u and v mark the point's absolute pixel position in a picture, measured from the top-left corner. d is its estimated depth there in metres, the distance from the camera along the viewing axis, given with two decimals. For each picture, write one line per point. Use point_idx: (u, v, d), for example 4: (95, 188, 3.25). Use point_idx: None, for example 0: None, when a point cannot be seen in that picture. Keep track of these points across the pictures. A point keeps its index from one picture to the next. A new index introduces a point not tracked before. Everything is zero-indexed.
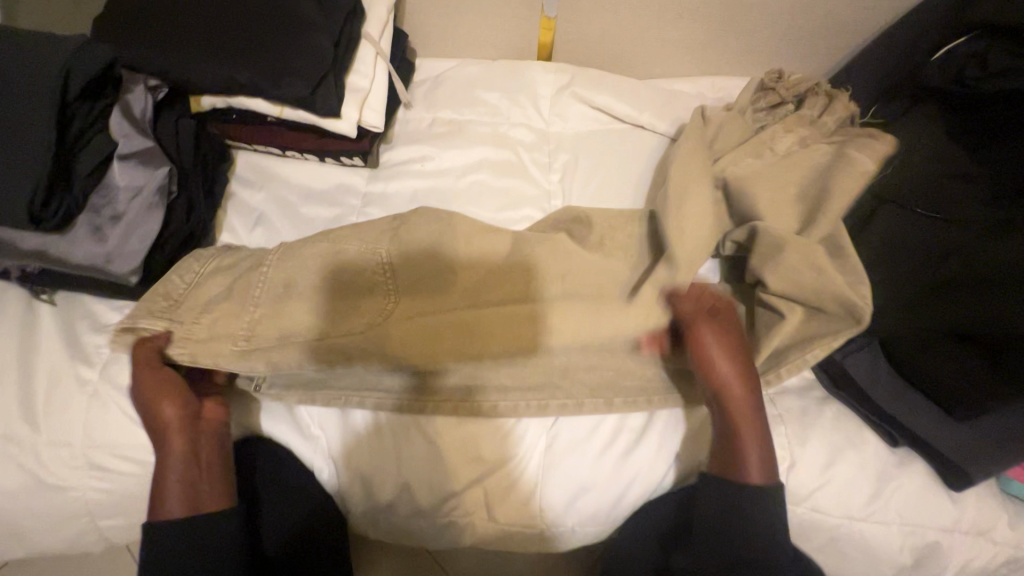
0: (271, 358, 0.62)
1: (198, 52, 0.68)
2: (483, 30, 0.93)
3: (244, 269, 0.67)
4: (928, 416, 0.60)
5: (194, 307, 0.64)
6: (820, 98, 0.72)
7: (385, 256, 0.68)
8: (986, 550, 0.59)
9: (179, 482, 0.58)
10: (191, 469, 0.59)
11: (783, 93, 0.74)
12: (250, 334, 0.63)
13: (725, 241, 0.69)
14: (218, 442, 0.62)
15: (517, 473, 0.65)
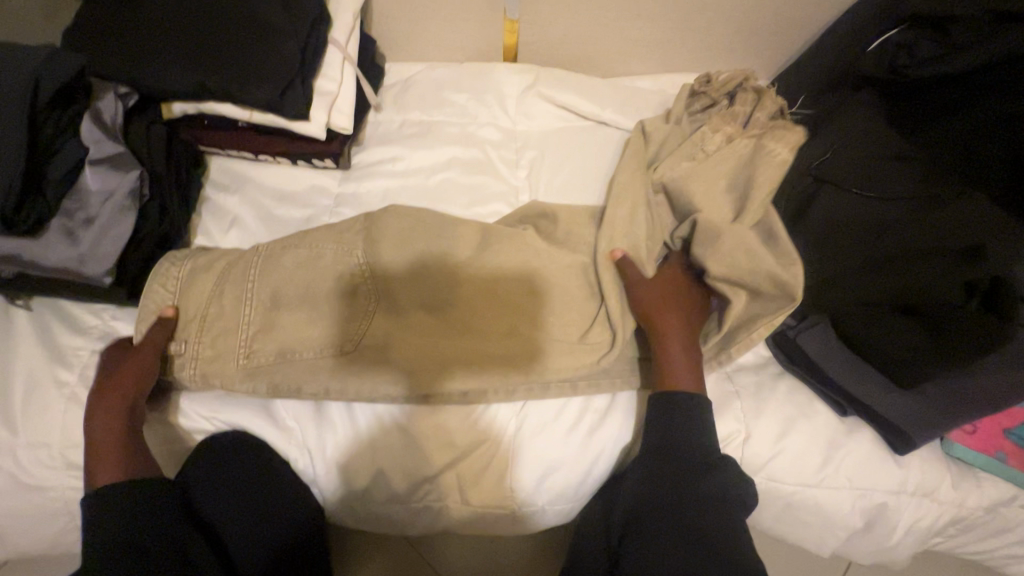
0: (269, 370, 0.65)
1: (166, 60, 0.70)
2: (449, 34, 0.96)
3: (227, 272, 0.70)
4: (876, 385, 0.64)
5: (195, 319, 0.68)
6: (749, 94, 0.77)
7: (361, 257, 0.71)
8: (931, 510, 0.63)
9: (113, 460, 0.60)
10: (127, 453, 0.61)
11: (714, 94, 0.80)
12: (249, 350, 0.67)
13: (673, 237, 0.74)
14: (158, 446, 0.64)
15: (488, 456, 0.67)
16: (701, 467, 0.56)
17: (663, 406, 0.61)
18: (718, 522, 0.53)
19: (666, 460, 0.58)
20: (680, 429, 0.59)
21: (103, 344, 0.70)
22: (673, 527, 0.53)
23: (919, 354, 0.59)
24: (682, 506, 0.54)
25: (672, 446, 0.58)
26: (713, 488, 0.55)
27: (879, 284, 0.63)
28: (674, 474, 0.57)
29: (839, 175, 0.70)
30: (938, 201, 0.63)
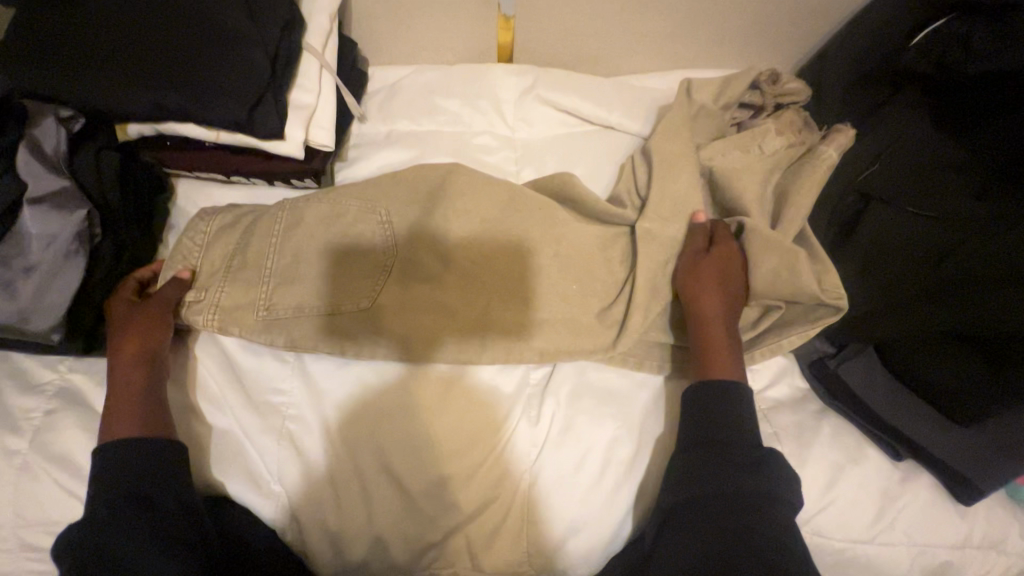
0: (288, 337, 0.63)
1: (114, 76, 0.61)
2: (437, 34, 0.87)
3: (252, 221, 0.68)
4: (928, 423, 0.58)
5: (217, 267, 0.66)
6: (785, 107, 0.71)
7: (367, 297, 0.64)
8: (997, 561, 0.57)
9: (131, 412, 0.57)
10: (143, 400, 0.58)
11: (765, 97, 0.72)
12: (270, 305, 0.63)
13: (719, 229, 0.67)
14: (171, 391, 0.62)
15: (503, 514, 0.60)
16: (745, 463, 0.52)
17: (700, 397, 0.57)
18: (764, 524, 0.49)
19: (709, 452, 0.54)
20: (723, 419, 0.55)
21: (60, 404, 0.62)
22: (716, 530, 0.50)
23: (982, 386, 0.53)
24: (728, 502, 0.51)
25: (713, 438, 0.54)
26: (758, 485, 0.51)
27: (935, 318, 0.56)
28: (716, 470, 0.52)
29: (884, 190, 0.64)
30: (1006, 218, 0.55)
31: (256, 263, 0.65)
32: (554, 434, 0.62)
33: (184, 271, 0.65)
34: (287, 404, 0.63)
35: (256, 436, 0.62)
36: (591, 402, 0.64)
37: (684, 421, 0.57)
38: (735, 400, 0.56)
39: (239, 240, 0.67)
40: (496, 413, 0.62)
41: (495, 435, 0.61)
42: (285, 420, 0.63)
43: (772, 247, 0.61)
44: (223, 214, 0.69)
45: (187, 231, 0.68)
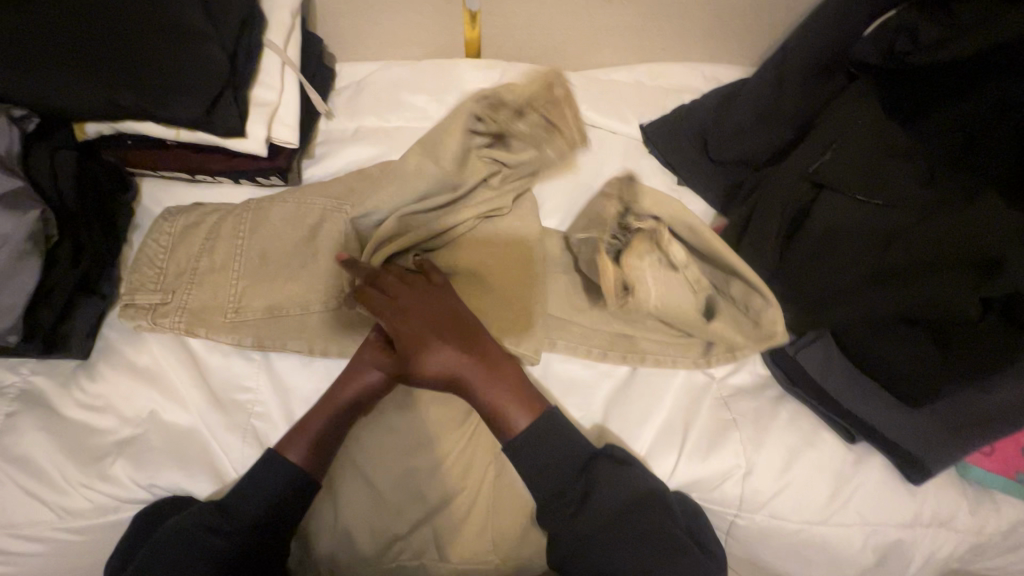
0: (260, 333, 0.64)
1: (67, 74, 0.60)
2: (402, 30, 0.87)
3: (216, 221, 0.68)
4: (880, 402, 0.60)
5: (182, 268, 0.65)
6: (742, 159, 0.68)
7: (331, 296, 0.65)
8: (949, 539, 0.59)
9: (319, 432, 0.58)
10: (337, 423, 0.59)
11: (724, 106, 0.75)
12: (238, 305, 0.64)
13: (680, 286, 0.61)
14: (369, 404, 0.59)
15: (468, 504, 0.60)
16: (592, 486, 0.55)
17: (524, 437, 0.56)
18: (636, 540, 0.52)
19: (571, 491, 0.55)
20: (563, 450, 0.56)
21: (21, 406, 0.61)
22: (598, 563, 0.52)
23: (933, 368, 0.55)
24: (607, 533, 0.53)
25: (558, 476, 0.55)
26: (619, 502, 0.54)
27: (887, 304, 0.57)
28: (575, 511, 0.54)
29: (838, 178, 0.63)
30: (953, 204, 0.57)
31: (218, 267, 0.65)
32: None
33: (149, 272, 0.65)
34: (254, 401, 0.64)
35: (220, 434, 0.62)
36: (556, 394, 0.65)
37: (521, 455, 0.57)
38: (547, 428, 0.56)
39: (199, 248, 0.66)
40: (462, 407, 0.63)
41: (462, 426, 0.62)
42: (251, 418, 0.63)
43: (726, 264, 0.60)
44: (184, 215, 0.68)
45: (152, 231, 0.67)
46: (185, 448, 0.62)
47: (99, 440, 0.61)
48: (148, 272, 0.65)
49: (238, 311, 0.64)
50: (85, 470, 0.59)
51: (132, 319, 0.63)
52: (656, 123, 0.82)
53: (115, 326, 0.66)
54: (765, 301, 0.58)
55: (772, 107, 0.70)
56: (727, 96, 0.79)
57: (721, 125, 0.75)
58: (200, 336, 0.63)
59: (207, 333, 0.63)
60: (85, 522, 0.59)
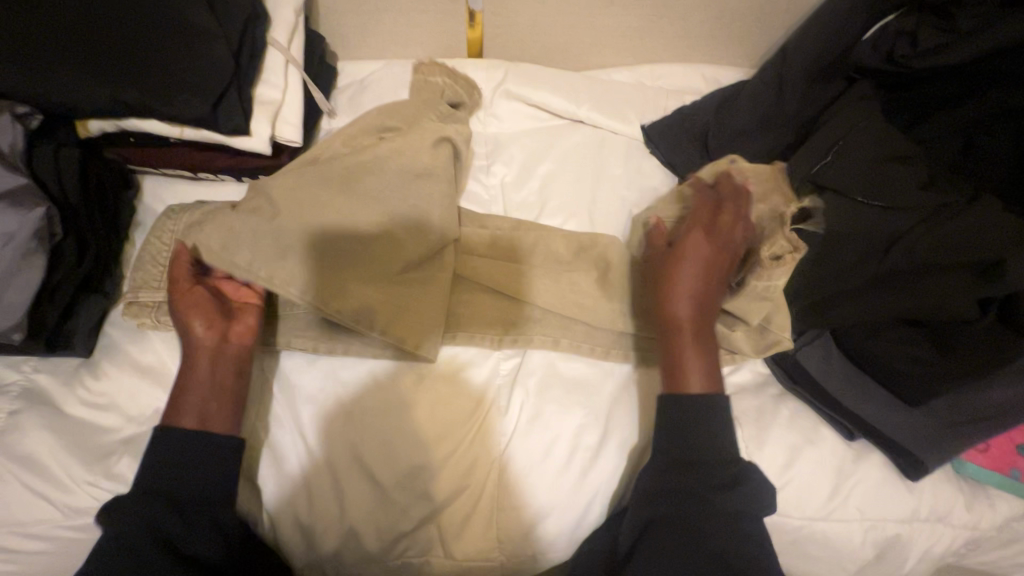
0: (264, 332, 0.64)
1: (69, 70, 0.60)
2: (405, 29, 0.87)
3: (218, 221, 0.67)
4: (878, 401, 0.61)
5: None
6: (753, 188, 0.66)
7: None
8: (946, 533, 0.60)
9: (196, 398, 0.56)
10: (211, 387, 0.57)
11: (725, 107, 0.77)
12: None
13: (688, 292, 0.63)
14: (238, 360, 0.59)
15: (472, 501, 0.61)
16: (719, 483, 0.53)
17: (688, 411, 0.55)
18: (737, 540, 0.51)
19: (692, 483, 0.53)
20: (715, 443, 0.54)
21: (24, 404, 0.61)
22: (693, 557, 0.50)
23: (931, 367, 0.57)
24: (711, 529, 0.51)
25: (687, 463, 0.53)
26: (730, 506, 0.52)
27: (888, 305, 0.58)
28: (686, 504, 0.52)
29: (841, 181, 0.63)
30: (947, 210, 0.59)
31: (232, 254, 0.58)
32: (522, 423, 0.63)
33: (153, 271, 0.65)
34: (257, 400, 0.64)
35: None
36: (558, 392, 0.65)
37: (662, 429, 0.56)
38: (713, 412, 0.55)
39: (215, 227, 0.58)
40: (466, 405, 0.63)
41: (467, 421, 0.63)
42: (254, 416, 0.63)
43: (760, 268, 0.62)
44: (187, 215, 0.68)
45: (155, 229, 0.67)
46: None
47: (102, 439, 0.61)
48: (151, 270, 0.64)
49: None
50: (91, 468, 0.59)
51: (135, 316, 0.63)
52: (657, 124, 0.83)
53: (117, 325, 0.66)
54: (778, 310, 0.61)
55: (772, 111, 0.72)
56: (727, 98, 0.80)
57: (722, 126, 0.76)
58: None
59: None
60: (90, 521, 0.59)
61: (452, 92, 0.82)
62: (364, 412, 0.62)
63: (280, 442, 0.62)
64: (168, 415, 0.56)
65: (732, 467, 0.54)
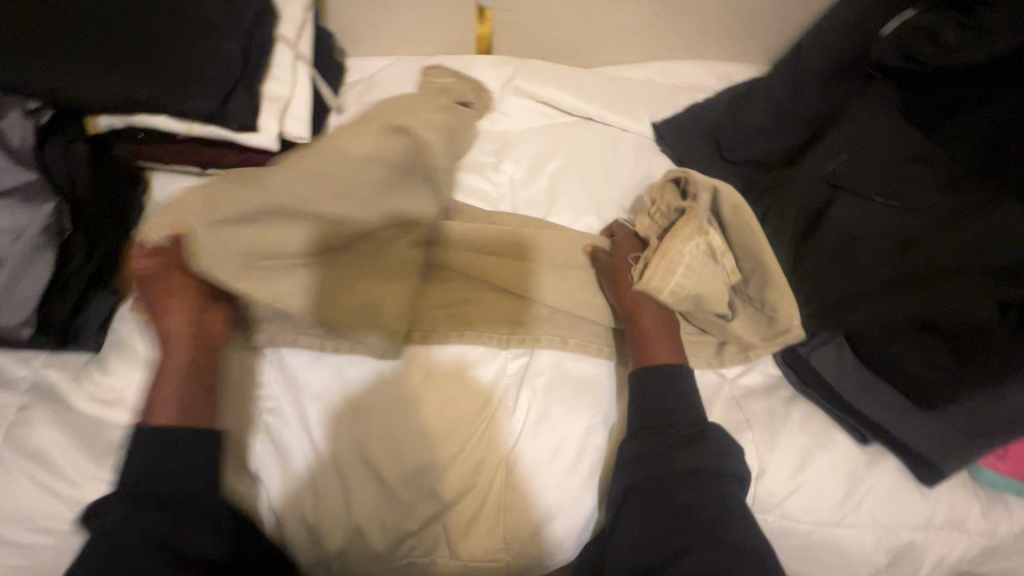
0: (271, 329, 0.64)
1: (80, 67, 0.60)
2: (414, 26, 0.86)
3: None
4: (894, 407, 0.59)
5: None
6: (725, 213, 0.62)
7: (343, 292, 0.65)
8: (961, 541, 0.59)
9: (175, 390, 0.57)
10: (187, 377, 0.58)
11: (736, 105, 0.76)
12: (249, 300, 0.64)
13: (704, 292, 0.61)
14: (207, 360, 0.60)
15: (478, 501, 0.60)
16: (685, 442, 0.55)
17: (654, 377, 0.58)
18: (709, 497, 0.52)
19: (658, 443, 0.54)
20: (677, 406, 0.57)
21: (34, 399, 0.61)
22: (665, 513, 0.51)
23: (946, 372, 0.55)
24: (681, 485, 0.52)
25: (661, 426, 0.55)
26: (699, 462, 0.53)
27: (904, 306, 0.58)
28: (666, 458, 0.53)
29: (856, 180, 0.63)
30: (966, 210, 0.58)
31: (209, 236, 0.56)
32: (529, 423, 0.63)
33: None
34: (265, 396, 0.64)
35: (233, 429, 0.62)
36: (566, 392, 0.65)
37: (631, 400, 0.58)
38: (677, 382, 0.58)
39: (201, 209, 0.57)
40: (471, 406, 0.63)
41: (473, 421, 0.62)
42: (261, 413, 0.63)
43: (755, 253, 0.61)
44: None
45: None
46: None
47: (110, 434, 0.61)
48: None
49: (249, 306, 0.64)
50: (99, 464, 0.59)
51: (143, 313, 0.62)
52: (668, 122, 0.82)
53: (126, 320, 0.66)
54: (783, 297, 0.60)
55: (785, 109, 0.70)
56: (739, 95, 0.79)
57: (734, 125, 0.76)
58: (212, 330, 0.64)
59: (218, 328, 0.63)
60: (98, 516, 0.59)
61: (459, 93, 0.81)
62: (371, 409, 0.62)
63: (285, 439, 0.62)
64: (146, 412, 0.56)
65: (697, 429, 0.56)
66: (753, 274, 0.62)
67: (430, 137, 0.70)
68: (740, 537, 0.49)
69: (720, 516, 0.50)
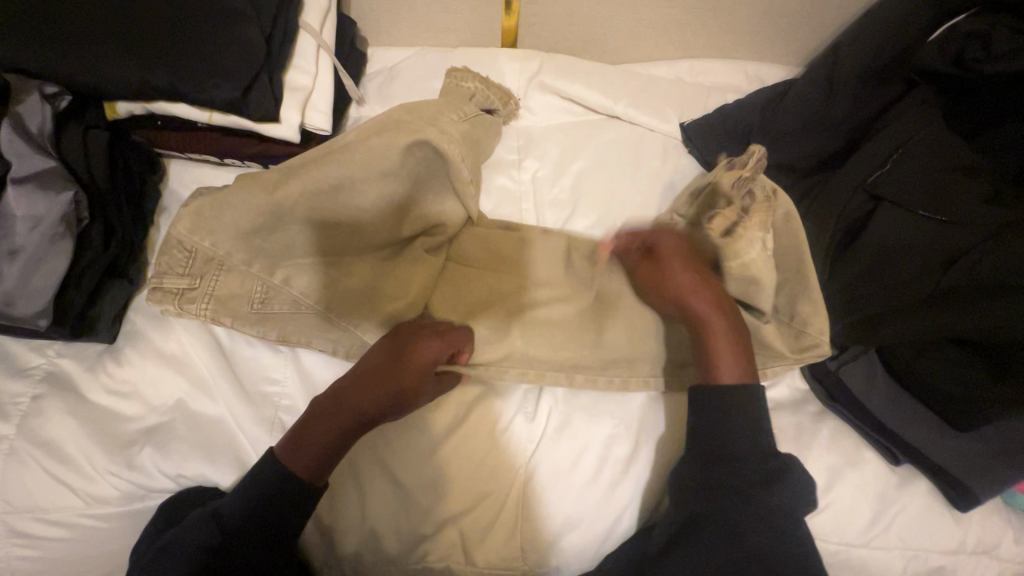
0: (287, 328, 0.62)
1: (102, 50, 0.59)
2: (439, 16, 0.84)
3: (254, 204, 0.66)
4: (924, 424, 0.57)
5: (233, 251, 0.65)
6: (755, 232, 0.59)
7: (364, 289, 0.63)
8: (991, 567, 0.57)
9: (325, 451, 0.53)
10: (339, 439, 0.54)
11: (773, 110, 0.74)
12: (265, 296, 0.62)
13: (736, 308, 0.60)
14: (331, 408, 0.54)
15: (496, 508, 0.59)
16: (759, 478, 0.51)
17: (722, 400, 0.53)
18: (782, 544, 0.49)
19: (732, 485, 0.51)
20: (754, 435, 0.52)
21: (48, 388, 0.61)
22: (729, 558, 0.49)
23: (981, 392, 0.53)
24: (758, 533, 0.49)
25: (736, 455, 0.52)
26: (774, 503, 0.50)
27: (944, 325, 0.54)
28: (737, 493, 0.51)
29: (898, 192, 0.60)
30: (1014, 228, 0.56)
31: (219, 226, 0.59)
32: (550, 429, 0.62)
33: (178, 254, 0.61)
34: (281, 394, 0.63)
35: (248, 427, 0.61)
36: (587, 400, 0.64)
37: (694, 419, 0.55)
38: (748, 403, 0.53)
39: (223, 208, 0.59)
40: (488, 414, 0.62)
41: (492, 428, 0.61)
42: (276, 411, 0.62)
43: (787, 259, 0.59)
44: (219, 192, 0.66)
45: None
46: (208, 438, 0.60)
47: (125, 427, 0.60)
48: (177, 251, 0.61)
49: (264, 304, 0.62)
50: (112, 458, 0.58)
51: (159, 303, 0.61)
52: (698, 122, 0.80)
53: (141, 310, 0.65)
54: (814, 308, 0.58)
55: (819, 113, 0.68)
56: (774, 97, 0.75)
57: (765, 128, 0.73)
58: (225, 326, 0.62)
59: (231, 324, 0.61)
60: (111, 508, 0.59)
61: (483, 99, 0.76)
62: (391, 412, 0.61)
63: None
64: (284, 452, 0.53)
65: (775, 461, 0.52)
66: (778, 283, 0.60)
67: (454, 149, 0.63)
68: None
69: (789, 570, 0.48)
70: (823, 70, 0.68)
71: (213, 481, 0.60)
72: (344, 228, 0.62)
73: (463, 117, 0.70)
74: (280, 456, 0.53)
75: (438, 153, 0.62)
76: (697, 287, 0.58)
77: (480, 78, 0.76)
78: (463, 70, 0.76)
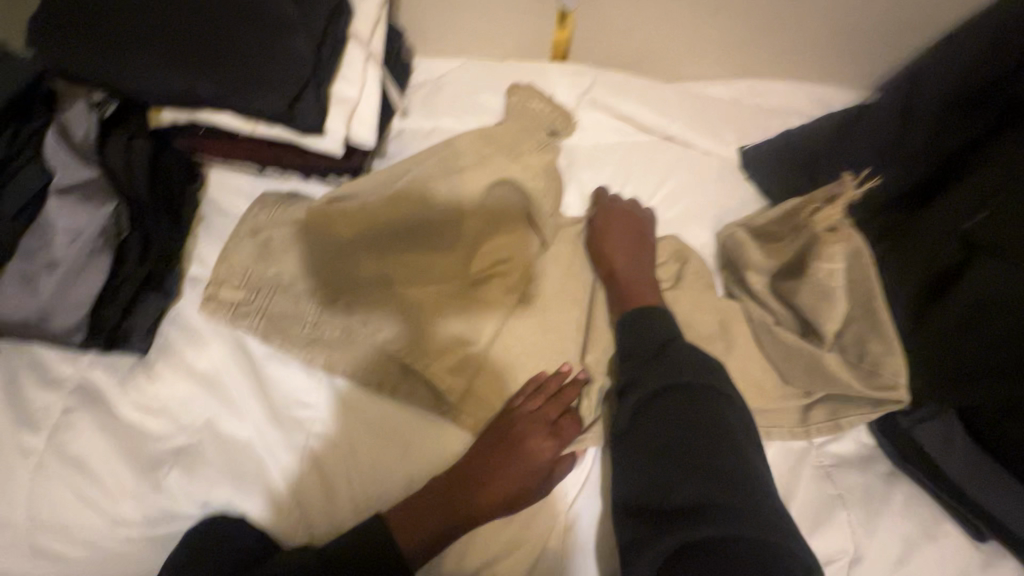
0: (332, 355, 0.60)
1: (145, 59, 0.57)
2: (488, 27, 0.81)
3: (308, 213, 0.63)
4: (1008, 493, 0.52)
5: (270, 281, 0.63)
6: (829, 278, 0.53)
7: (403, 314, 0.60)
8: None
9: (445, 531, 0.52)
10: (467, 527, 0.52)
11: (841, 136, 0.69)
12: (316, 318, 0.61)
13: (810, 360, 0.56)
14: (463, 501, 0.52)
15: (535, 556, 0.55)
16: (654, 355, 0.55)
17: (634, 317, 0.58)
18: (705, 414, 0.50)
19: (643, 390, 0.52)
20: (651, 334, 0.56)
21: (77, 401, 0.59)
22: (667, 435, 0.49)
23: None
24: (675, 415, 0.50)
25: (643, 353, 0.55)
26: (673, 378, 0.52)
27: None
28: (652, 364, 0.54)
29: (993, 240, 0.53)
30: None
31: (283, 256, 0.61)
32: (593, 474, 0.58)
33: (236, 266, 0.63)
34: (314, 420, 0.60)
35: (278, 453, 0.58)
36: None
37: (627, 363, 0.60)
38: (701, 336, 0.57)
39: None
40: None
41: None
42: (308, 437, 0.59)
43: (864, 301, 0.54)
44: (278, 208, 0.66)
45: (237, 238, 0.64)
46: (234, 464, 0.57)
47: (154, 446, 0.58)
48: (235, 267, 0.63)
49: (315, 327, 0.61)
50: (139, 479, 0.56)
51: (211, 314, 0.62)
52: (757, 148, 0.75)
53: (175, 323, 0.63)
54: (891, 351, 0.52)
55: (898, 146, 0.63)
56: (844, 125, 0.70)
57: (834, 158, 0.69)
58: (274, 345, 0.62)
59: (280, 343, 0.61)
60: (134, 532, 0.56)
61: (548, 120, 0.73)
62: (440, 444, 0.58)
63: (331, 467, 0.58)
64: (401, 528, 0.51)
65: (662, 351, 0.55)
66: (850, 325, 0.55)
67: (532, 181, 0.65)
68: (735, 453, 0.47)
69: (724, 446, 0.48)
70: (904, 99, 0.64)
71: (245, 515, 0.56)
72: (399, 254, 0.61)
73: (538, 144, 0.70)
74: (388, 524, 0.51)
75: (516, 186, 0.65)
76: (617, 240, 0.67)
77: (544, 98, 0.74)
78: (529, 89, 0.74)
